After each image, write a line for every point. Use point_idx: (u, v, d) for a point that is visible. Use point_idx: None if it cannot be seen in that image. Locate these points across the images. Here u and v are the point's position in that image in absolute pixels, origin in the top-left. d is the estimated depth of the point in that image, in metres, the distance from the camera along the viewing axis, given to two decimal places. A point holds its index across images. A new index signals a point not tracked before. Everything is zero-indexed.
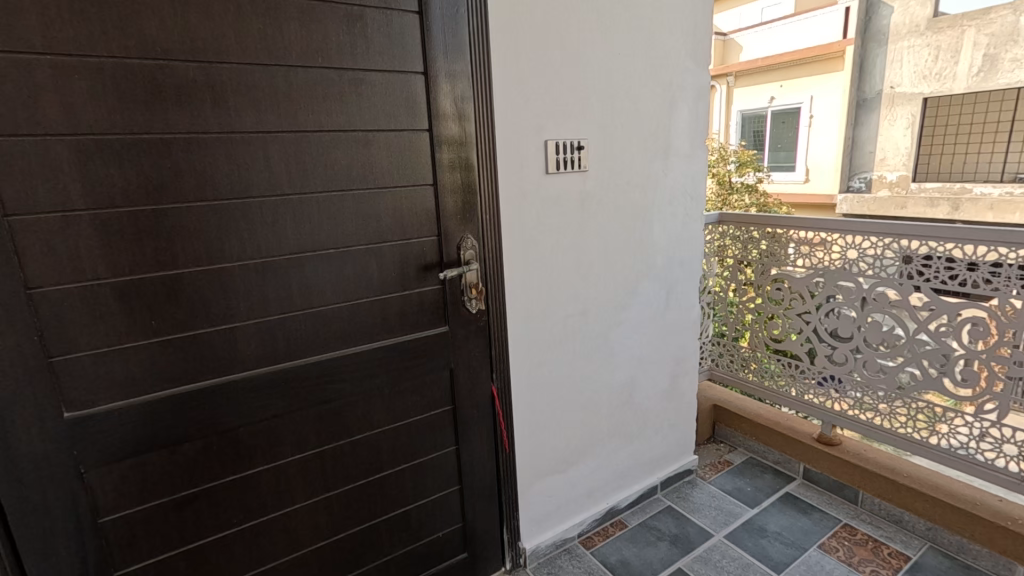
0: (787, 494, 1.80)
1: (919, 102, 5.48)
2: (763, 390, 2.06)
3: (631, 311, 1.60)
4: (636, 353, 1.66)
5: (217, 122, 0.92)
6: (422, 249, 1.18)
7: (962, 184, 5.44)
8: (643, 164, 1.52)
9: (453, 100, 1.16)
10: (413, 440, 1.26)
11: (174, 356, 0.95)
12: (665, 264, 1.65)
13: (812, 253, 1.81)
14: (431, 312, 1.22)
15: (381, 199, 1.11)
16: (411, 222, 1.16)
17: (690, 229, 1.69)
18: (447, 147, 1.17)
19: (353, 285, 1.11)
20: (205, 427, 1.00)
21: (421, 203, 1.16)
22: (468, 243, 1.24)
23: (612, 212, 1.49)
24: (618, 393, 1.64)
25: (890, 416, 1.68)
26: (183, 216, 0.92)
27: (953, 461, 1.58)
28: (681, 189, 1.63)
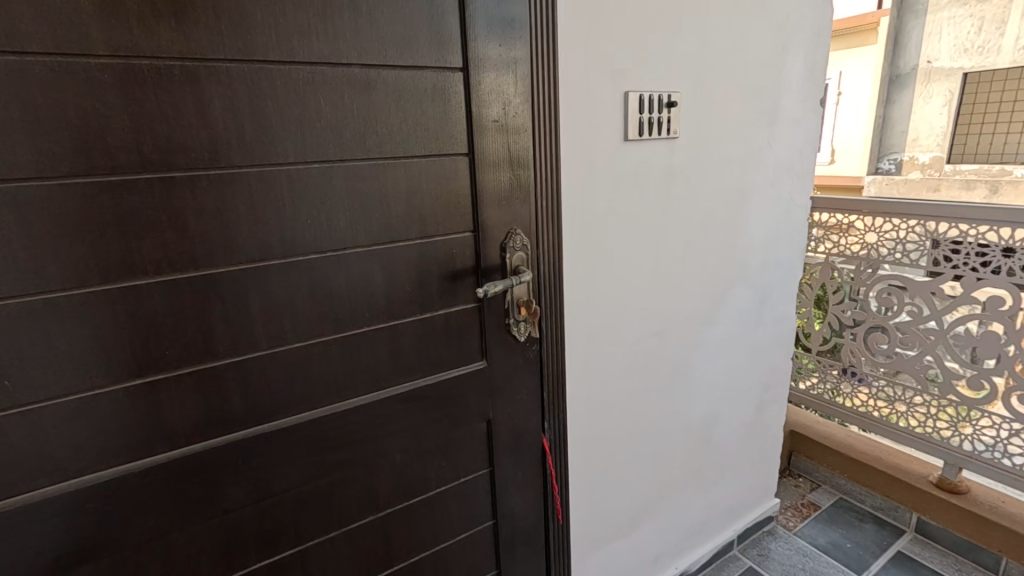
0: (899, 554, 1.44)
1: (959, 77, 4.16)
2: (858, 417, 1.70)
3: (717, 328, 1.22)
4: (719, 381, 1.28)
5: (107, 38, 0.53)
6: (451, 254, 0.80)
7: (1002, 163, 4.07)
8: (745, 130, 1.12)
9: (500, 25, 0.75)
10: (436, 520, 0.89)
11: (55, 433, 0.58)
12: (761, 265, 1.26)
13: (837, 239, 1.66)
14: (463, 342, 0.84)
15: (391, 177, 0.72)
16: (438, 213, 0.77)
17: (793, 220, 1.29)
18: (490, 98, 0.77)
19: (349, 308, 0.73)
20: (118, 538, 0.63)
21: (452, 183, 0.77)
22: (519, 242, 0.85)
23: (704, 196, 1.09)
24: (695, 432, 1.27)
25: (910, 413, 1.57)
26: (86, 204, 0.55)
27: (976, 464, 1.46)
28: (788, 166, 1.23)
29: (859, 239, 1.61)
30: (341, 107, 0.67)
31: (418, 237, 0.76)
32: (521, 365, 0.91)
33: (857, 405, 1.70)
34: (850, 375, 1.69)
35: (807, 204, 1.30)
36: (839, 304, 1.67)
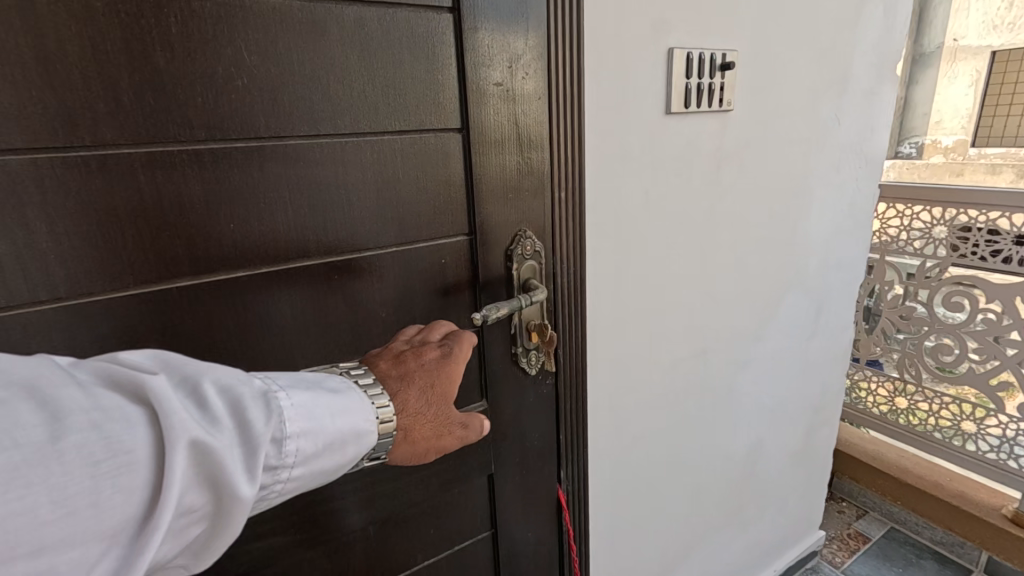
0: None
1: None
2: (914, 437, 1.48)
3: (767, 344, 1.01)
4: (766, 406, 1.07)
5: None
6: (438, 265, 0.59)
7: None
8: (812, 102, 0.89)
9: None
10: None
11: None
12: (820, 268, 1.04)
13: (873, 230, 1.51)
14: (457, 377, 0.64)
15: (350, 162, 0.51)
16: (419, 211, 0.56)
17: (859, 213, 1.06)
18: (493, 51, 0.56)
19: (297, 341, 0.53)
20: None
21: (438, 170, 0.57)
22: (530, 248, 0.64)
23: (761, 184, 0.88)
24: (738, 465, 1.07)
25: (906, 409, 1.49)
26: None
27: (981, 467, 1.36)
28: (857, 149, 1.00)
29: (934, 235, 1.38)
30: (272, 60, 0.46)
31: (390, 244, 0.56)
32: (531, 401, 0.71)
33: (913, 423, 1.48)
34: (905, 388, 1.48)
35: (875, 193, 1.08)
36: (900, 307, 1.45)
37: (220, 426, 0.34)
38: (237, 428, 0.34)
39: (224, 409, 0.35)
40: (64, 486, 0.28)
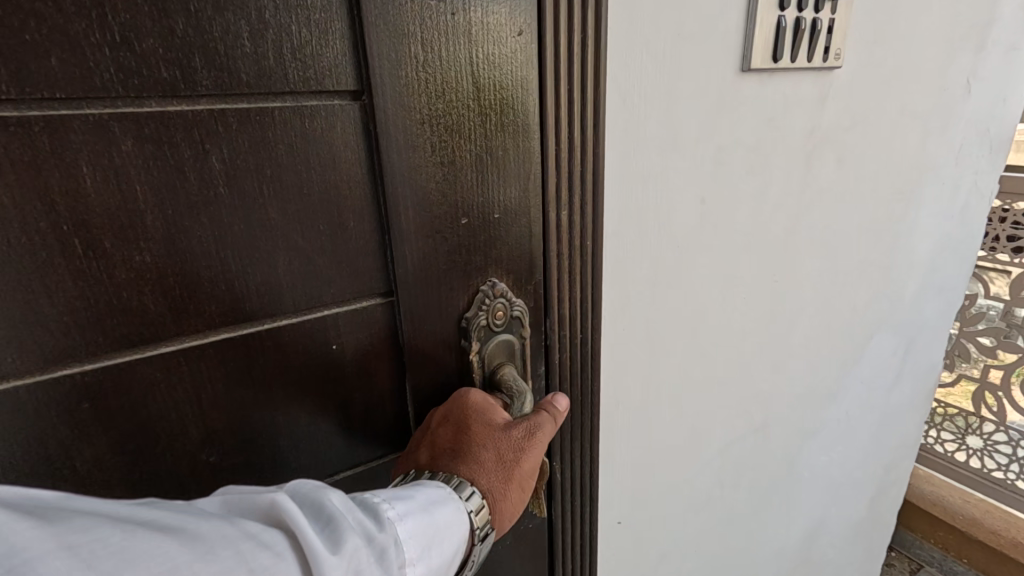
0: None
1: None
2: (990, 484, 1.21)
3: (840, 401, 0.73)
4: (831, 475, 0.80)
5: None
6: (321, 359, 0.31)
7: None
8: (946, 56, 0.58)
9: None
10: None
11: None
12: (915, 295, 0.75)
13: None
14: None
15: (81, 166, 0.23)
16: (275, 262, 0.28)
17: (975, 218, 0.76)
18: None
19: None
20: None
21: (311, 183, 0.27)
22: (505, 314, 0.36)
23: (864, 181, 0.58)
24: (794, 551, 0.81)
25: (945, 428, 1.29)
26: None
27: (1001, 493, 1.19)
28: (993, 127, 0.69)
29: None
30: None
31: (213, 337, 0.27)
32: (507, 545, 0.43)
33: (990, 467, 1.21)
34: (982, 425, 1.23)
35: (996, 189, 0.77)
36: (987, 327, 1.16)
37: (374, 535, 0.24)
38: (386, 539, 0.24)
39: (369, 520, 0.25)
40: None
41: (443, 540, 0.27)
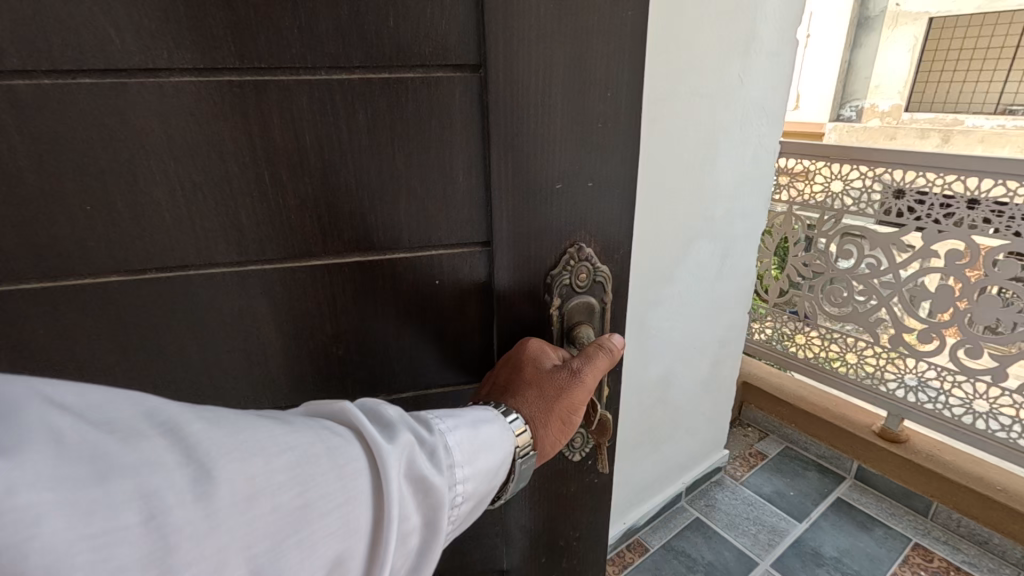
0: (837, 501, 1.47)
1: (924, 23, 3.90)
2: (805, 368, 1.68)
3: (675, 285, 1.12)
4: (674, 338, 1.20)
5: None
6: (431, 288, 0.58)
7: (957, 112, 3.96)
8: (724, 60, 0.97)
9: None
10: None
11: None
12: (727, 215, 1.14)
13: (789, 184, 1.61)
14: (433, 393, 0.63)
15: (353, 138, 0.49)
16: (417, 202, 0.53)
17: (768, 162, 1.15)
18: None
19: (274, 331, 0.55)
20: None
21: (448, 160, 0.52)
22: (586, 276, 0.61)
23: (678, 135, 0.96)
24: (651, 388, 1.22)
25: (779, 334, 1.73)
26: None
27: (810, 371, 1.68)
28: (768, 103, 1.08)
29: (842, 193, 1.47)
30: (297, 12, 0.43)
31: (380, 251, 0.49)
32: None
33: (809, 357, 1.66)
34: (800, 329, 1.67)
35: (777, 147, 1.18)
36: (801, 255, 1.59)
37: (429, 438, 0.45)
38: (436, 442, 0.45)
39: (426, 433, 0.45)
40: (315, 498, 0.35)
41: (481, 445, 0.48)
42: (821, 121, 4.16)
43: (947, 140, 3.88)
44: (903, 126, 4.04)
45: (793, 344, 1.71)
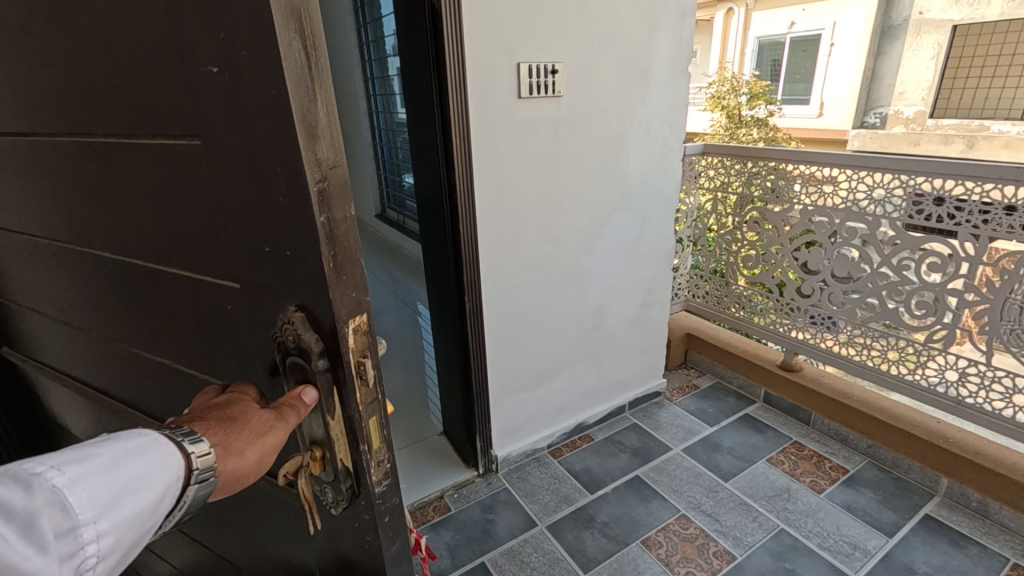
0: (746, 415, 1.94)
1: (947, 30, 5.40)
2: (733, 319, 2.22)
3: (601, 241, 1.62)
4: (605, 280, 1.70)
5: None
6: (439, 196, 1.33)
7: (981, 121, 5.39)
8: (621, 88, 1.48)
9: (457, 30, 1.16)
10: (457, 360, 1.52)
11: (67, 351, 0.84)
12: (641, 195, 1.67)
13: (818, 191, 1.78)
14: (447, 259, 1.39)
15: (116, 190, 0.57)
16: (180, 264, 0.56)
17: (674, 160, 1.70)
18: (453, 70, 1.19)
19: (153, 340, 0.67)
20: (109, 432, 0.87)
21: (188, 209, 0.51)
22: (292, 335, 0.48)
23: (590, 136, 1.48)
24: (590, 317, 1.72)
25: (716, 293, 2.28)
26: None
27: (737, 321, 2.21)
28: (669, 119, 1.62)
29: (753, 182, 1.99)
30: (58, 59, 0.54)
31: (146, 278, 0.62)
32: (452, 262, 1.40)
33: (735, 311, 2.20)
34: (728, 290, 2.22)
35: (681, 153, 1.70)
36: (724, 234, 2.17)
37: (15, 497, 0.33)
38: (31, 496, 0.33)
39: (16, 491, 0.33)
40: None
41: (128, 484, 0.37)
42: (844, 128, 6.23)
43: (972, 146, 5.45)
44: (926, 133, 5.74)
45: (725, 303, 2.24)
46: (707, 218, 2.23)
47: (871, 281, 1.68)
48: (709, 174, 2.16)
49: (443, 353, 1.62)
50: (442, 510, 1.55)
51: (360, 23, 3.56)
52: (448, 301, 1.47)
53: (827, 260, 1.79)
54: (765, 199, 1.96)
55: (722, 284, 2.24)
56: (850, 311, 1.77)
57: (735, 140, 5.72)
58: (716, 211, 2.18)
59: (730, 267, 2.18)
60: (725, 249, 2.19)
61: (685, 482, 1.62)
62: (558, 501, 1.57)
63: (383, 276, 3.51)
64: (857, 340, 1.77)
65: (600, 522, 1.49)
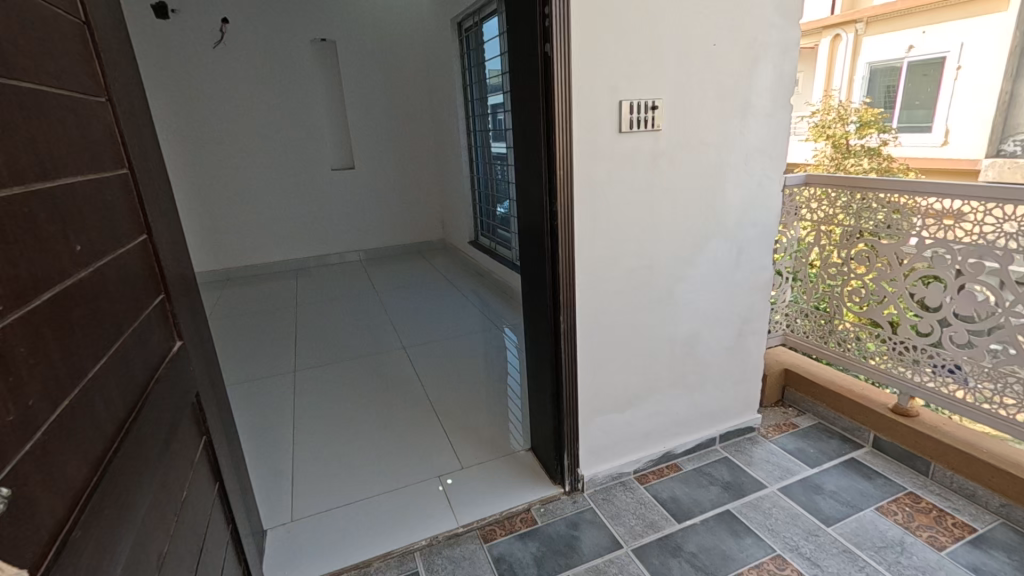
0: (852, 459, 1.82)
1: None
2: (839, 357, 2.10)
3: (694, 268, 1.65)
4: (698, 308, 1.71)
5: (99, 126, 0.78)
6: (540, 224, 1.45)
7: None
8: (720, 121, 1.53)
9: (565, 74, 1.29)
10: (548, 377, 1.59)
11: (188, 358, 1.00)
12: (739, 224, 1.67)
13: (938, 225, 1.68)
14: (545, 281, 1.49)
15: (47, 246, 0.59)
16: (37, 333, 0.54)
17: (773, 190, 1.69)
18: (559, 109, 1.31)
19: (111, 383, 0.69)
20: (197, 437, 1.00)
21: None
22: None
23: (687, 167, 1.53)
24: (681, 344, 1.73)
25: (818, 328, 2.18)
26: (121, 190, 0.83)
27: (843, 359, 2.09)
28: (769, 150, 1.63)
29: (862, 214, 1.92)
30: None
31: (6, 286, 0.50)
32: (549, 286, 1.48)
33: (840, 348, 2.09)
34: (831, 326, 2.12)
35: (782, 184, 1.70)
36: (829, 266, 2.09)
37: None
38: None
39: None
40: None
41: None
42: (976, 157, 5.55)
43: None
44: None
45: (829, 339, 2.14)
46: (809, 249, 2.16)
47: (1002, 321, 1.54)
48: (811, 206, 2.11)
49: (535, 371, 1.70)
50: (529, 522, 1.60)
51: (466, 66, 3.87)
52: (543, 322, 1.55)
53: (948, 297, 1.67)
54: (875, 231, 1.88)
55: (824, 319, 2.15)
56: (975, 353, 1.63)
57: (842, 170, 5.39)
58: (819, 242, 2.12)
59: (835, 301, 2.08)
60: (830, 283, 2.10)
61: (782, 522, 1.55)
62: (644, 526, 1.56)
63: (473, 297, 3.69)
64: (986, 386, 1.62)
65: (688, 551, 1.47)
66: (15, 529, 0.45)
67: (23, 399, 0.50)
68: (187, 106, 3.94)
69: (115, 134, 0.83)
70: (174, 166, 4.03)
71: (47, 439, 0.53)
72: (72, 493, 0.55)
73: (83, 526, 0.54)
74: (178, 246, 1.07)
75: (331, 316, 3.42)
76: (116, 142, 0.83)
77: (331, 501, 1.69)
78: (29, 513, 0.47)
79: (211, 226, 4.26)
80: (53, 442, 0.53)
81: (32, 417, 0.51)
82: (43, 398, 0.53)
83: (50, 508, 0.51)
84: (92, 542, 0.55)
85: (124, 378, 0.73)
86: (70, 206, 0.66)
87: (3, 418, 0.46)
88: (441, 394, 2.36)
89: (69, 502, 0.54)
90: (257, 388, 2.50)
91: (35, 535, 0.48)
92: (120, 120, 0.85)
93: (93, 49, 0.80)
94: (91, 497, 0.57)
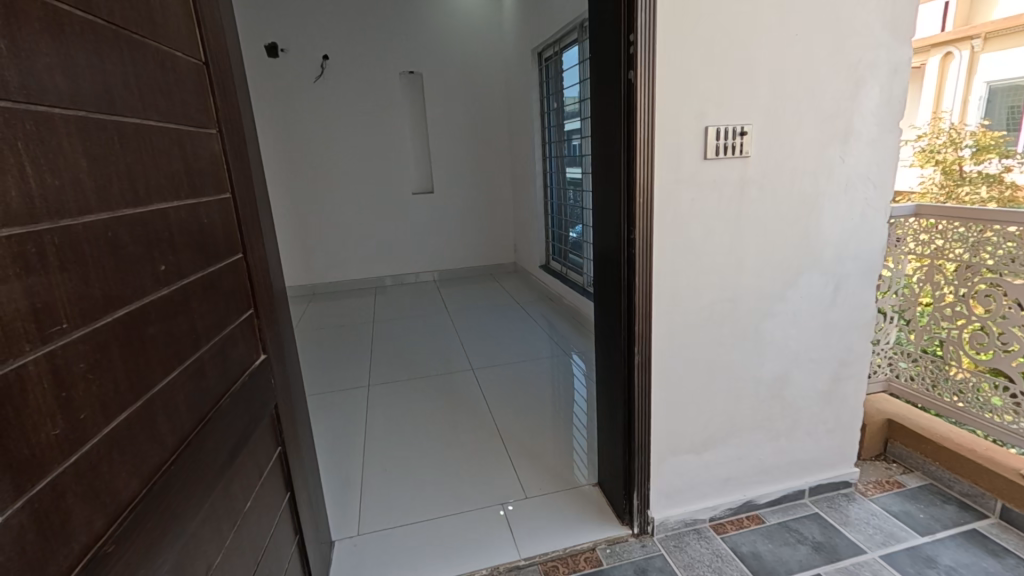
0: (972, 530, 1.57)
1: None
2: (959, 412, 1.86)
3: (785, 304, 1.53)
4: (787, 346, 1.58)
5: (205, 156, 0.87)
6: (617, 252, 1.41)
7: None
8: (818, 149, 1.43)
9: (648, 100, 1.26)
10: (619, 410, 1.53)
11: (269, 371, 1.07)
12: (835, 258, 1.54)
13: None
14: (619, 311, 1.44)
15: (127, 269, 0.64)
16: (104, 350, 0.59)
17: (876, 222, 1.54)
18: (640, 135, 1.28)
19: (180, 396, 0.74)
20: (269, 448, 1.05)
21: (56, 305, 0.53)
22: None
23: (777, 196, 1.43)
24: (768, 385, 1.60)
25: (929, 376, 1.96)
26: (220, 214, 0.91)
27: (964, 414, 1.85)
28: (874, 176, 1.49)
29: (982, 250, 1.71)
30: (32, 60, 0.52)
31: (74, 304, 0.55)
32: (622, 316, 1.43)
33: (958, 401, 1.86)
34: (946, 374, 1.88)
35: (888, 216, 1.54)
36: (942, 306, 1.87)
37: None
38: None
39: None
40: None
41: None
42: None
43: None
44: None
45: (944, 391, 1.91)
46: (917, 286, 1.95)
47: None
48: (918, 237, 1.90)
49: (605, 403, 1.64)
50: (593, 562, 1.52)
51: (545, 94, 3.93)
52: (616, 353, 1.50)
53: None
54: (998, 268, 1.66)
55: (937, 366, 1.92)
56: None
57: (953, 200, 4.92)
58: (929, 279, 1.90)
59: (951, 346, 1.85)
60: (944, 324, 1.87)
61: None
62: None
63: (542, 321, 3.68)
64: None
65: None
66: (40, 547, 0.48)
67: (74, 412, 0.54)
68: (288, 134, 4.30)
69: (221, 161, 0.92)
70: (273, 188, 4.40)
71: (97, 451, 0.57)
72: (115, 507, 0.59)
73: (117, 540, 0.58)
74: (271, 264, 1.15)
75: (403, 334, 3.54)
76: (221, 169, 0.92)
77: (395, 518, 1.72)
78: (61, 527, 0.51)
79: (300, 244, 4.58)
80: (102, 455, 0.57)
81: (83, 430, 0.55)
82: (97, 411, 0.58)
83: (87, 521, 0.55)
84: (126, 558, 0.59)
85: (194, 391, 0.78)
86: (160, 230, 0.72)
87: (48, 430, 0.50)
88: (506, 419, 2.35)
89: (110, 516, 0.58)
90: (333, 400, 2.62)
91: (65, 550, 0.51)
92: (227, 149, 0.94)
93: (208, 89, 0.89)
94: (133, 509, 0.61)
